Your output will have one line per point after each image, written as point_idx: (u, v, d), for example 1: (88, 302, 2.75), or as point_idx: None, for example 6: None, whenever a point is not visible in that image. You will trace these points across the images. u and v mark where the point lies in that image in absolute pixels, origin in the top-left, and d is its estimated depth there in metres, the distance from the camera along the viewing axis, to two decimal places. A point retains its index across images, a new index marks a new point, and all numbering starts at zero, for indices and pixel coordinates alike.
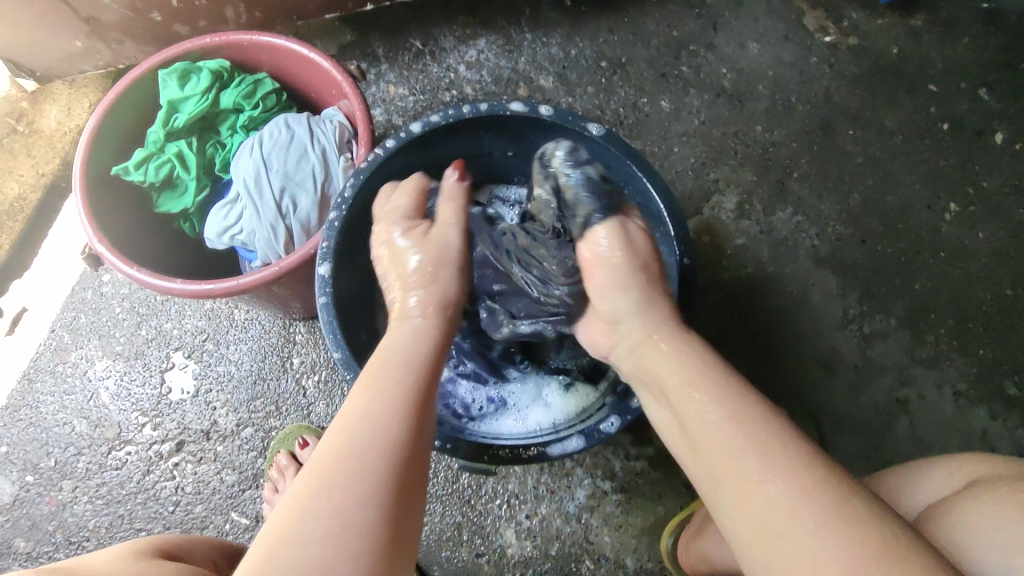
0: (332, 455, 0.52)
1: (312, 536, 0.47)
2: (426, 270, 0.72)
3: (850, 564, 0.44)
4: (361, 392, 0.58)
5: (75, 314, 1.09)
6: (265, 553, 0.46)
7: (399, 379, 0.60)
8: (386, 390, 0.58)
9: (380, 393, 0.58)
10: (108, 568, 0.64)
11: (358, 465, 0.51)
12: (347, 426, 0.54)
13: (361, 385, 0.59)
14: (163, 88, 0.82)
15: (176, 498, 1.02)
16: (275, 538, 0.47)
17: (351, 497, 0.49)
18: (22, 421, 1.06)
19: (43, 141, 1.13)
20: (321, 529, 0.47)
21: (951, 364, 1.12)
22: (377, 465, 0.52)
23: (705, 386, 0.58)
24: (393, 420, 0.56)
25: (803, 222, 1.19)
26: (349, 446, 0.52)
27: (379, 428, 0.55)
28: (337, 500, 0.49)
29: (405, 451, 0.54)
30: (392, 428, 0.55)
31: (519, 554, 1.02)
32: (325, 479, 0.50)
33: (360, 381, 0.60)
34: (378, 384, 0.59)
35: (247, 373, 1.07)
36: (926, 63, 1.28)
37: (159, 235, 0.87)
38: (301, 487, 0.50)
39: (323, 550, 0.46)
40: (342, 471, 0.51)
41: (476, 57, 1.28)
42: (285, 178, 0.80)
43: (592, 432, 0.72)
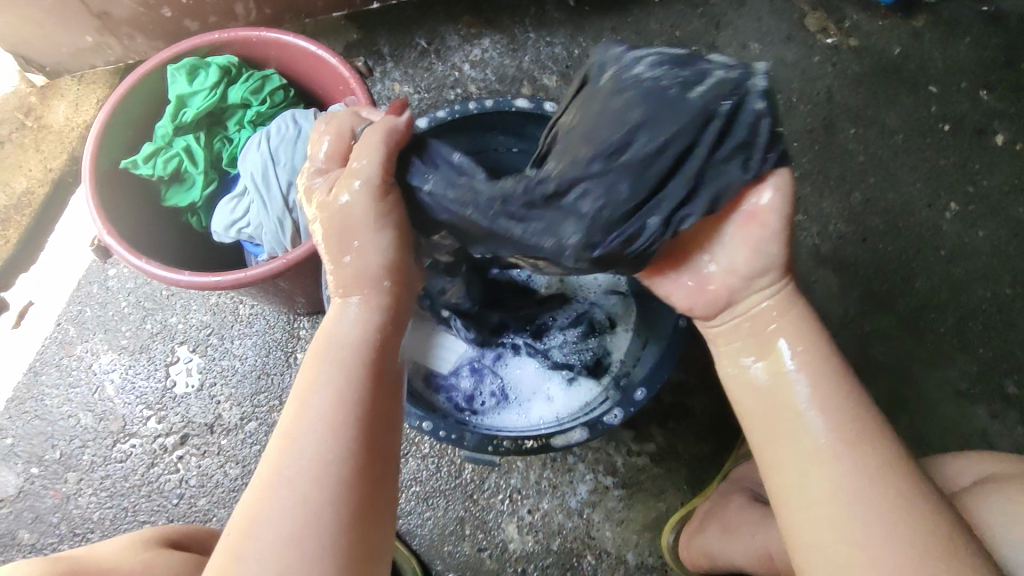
0: (282, 456, 0.53)
1: (276, 531, 0.49)
2: (335, 235, 0.62)
3: (901, 555, 0.49)
4: (308, 377, 0.57)
5: (81, 307, 1.10)
6: (228, 553, 0.49)
7: (352, 350, 0.59)
8: (329, 374, 0.57)
9: (326, 377, 0.56)
10: (115, 557, 0.65)
11: (306, 465, 0.52)
12: (302, 411, 0.55)
13: (309, 365, 0.58)
14: (172, 83, 0.83)
15: (180, 491, 1.03)
16: (243, 535, 0.50)
17: (302, 500, 0.50)
18: (27, 414, 1.06)
19: (52, 136, 1.14)
20: (283, 523, 0.49)
21: (951, 363, 1.13)
22: (326, 461, 0.52)
23: (809, 358, 0.59)
24: (340, 408, 0.55)
25: (805, 221, 1.20)
26: (296, 445, 0.53)
27: (326, 418, 0.54)
28: (297, 491, 0.51)
29: (355, 438, 0.54)
30: (347, 405, 0.55)
31: (521, 549, 1.02)
32: (275, 485, 0.51)
33: (313, 351, 0.60)
34: (325, 366, 0.57)
35: (251, 367, 1.07)
36: (927, 63, 1.29)
37: (167, 229, 0.88)
38: (263, 480, 0.52)
39: (286, 543, 0.49)
40: (300, 461, 0.52)
41: (481, 55, 1.29)
42: (292, 173, 0.81)
43: (595, 424, 0.72)
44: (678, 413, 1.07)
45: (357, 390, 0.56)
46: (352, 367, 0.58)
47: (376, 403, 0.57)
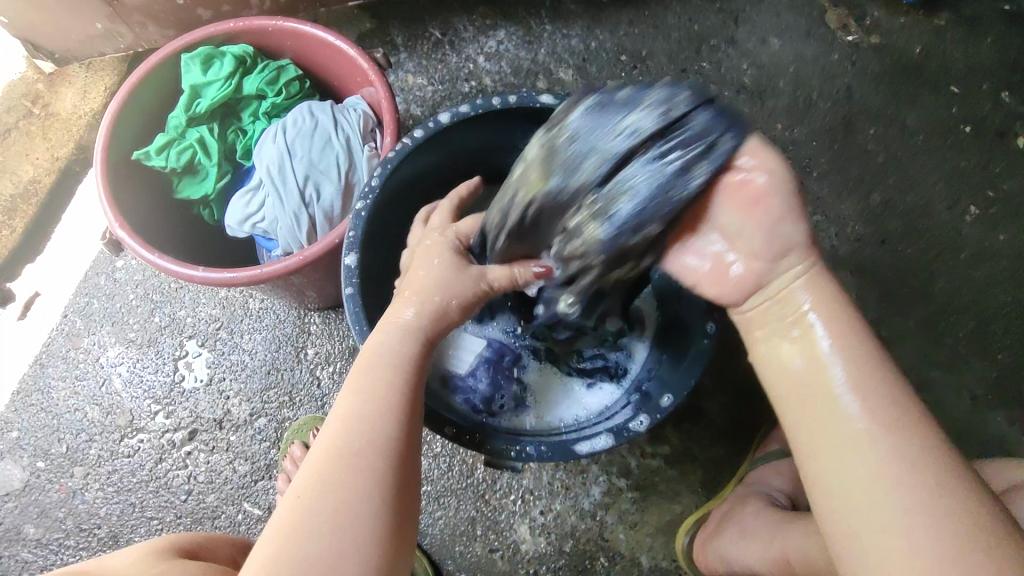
0: (333, 442, 0.55)
1: (326, 510, 0.51)
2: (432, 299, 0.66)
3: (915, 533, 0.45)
4: (357, 377, 0.61)
5: (89, 299, 1.08)
6: (280, 528, 0.51)
7: (398, 351, 0.63)
8: (379, 376, 0.60)
9: (377, 377, 0.60)
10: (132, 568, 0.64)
11: (358, 451, 0.54)
12: (352, 403, 0.58)
13: (358, 366, 0.62)
14: (185, 72, 0.81)
15: (188, 487, 1.01)
16: (295, 511, 0.51)
17: (352, 480, 0.53)
18: (33, 407, 1.05)
19: (59, 124, 1.12)
20: (334, 502, 0.51)
21: (970, 368, 1.12)
22: (375, 450, 0.55)
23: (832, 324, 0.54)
24: (390, 407, 0.58)
25: (823, 222, 1.18)
26: (349, 432, 0.56)
27: (377, 413, 0.57)
28: (347, 474, 0.53)
29: (400, 437, 0.57)
30: (393, 403, 0.59)
31: (533, 550, 1.01)
32: (328, 465, 0.54)
33: (361, 355, 0.63)
34: (374, 366, 0.61)
35: (261, 362, 1.06)
36: (949, 63, 1.27)
37: (178, 222, 0.86)
38: (315, 465, 0.54)
39: (337, 521, 0.51)
40: (351, 448, 0.55)
41: (495, 47, 1.26)
42: (309, 167, 0.79)
43: (620, 431, 0.71)
44: (693, 415, 1.06)
45: (405, 395, 0.60)
46: (401, 371, 0.61)
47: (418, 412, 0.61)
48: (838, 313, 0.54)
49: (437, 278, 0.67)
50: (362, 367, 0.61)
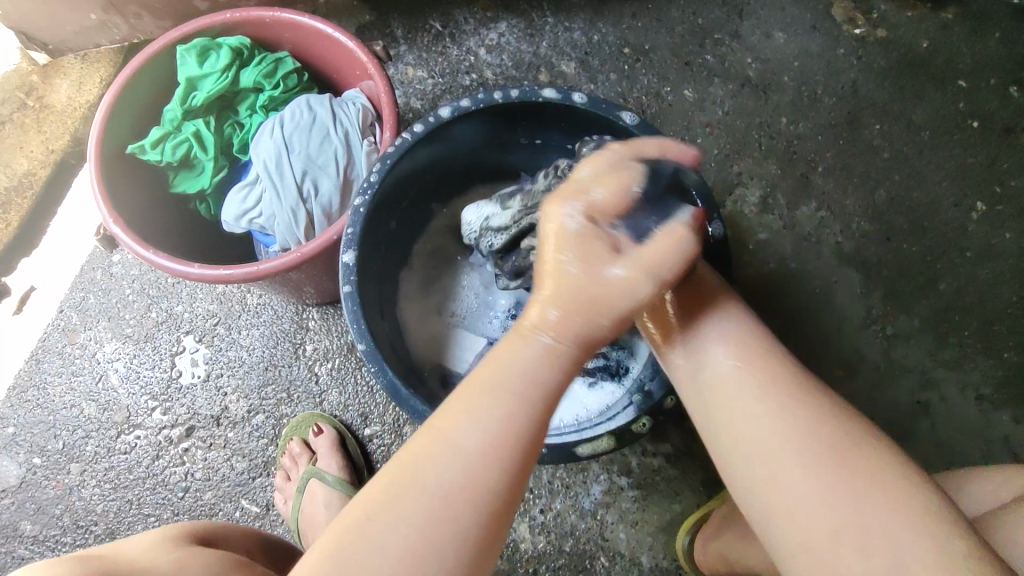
0: (417, 451, 0.49)
1: (398, 535, 0.46)
2: (618, 290, 0.53)
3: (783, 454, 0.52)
4: (474, 386, 0.51)
5: (84, 294, 1.07)
6: (350, 523, 0.47)
7: (528, 368, 0.51)
8: (497, 394, 0.50)
9: (495, 401, 0.50)
10: (148, 559, 0.63)
11: (449, 479, 0.47)
12: (455, 417, 0.50)
13: (476, 373, 0.52)
14: (181, 65, 0.79)
15: (186, 484, 1.00)
16: (365, 518, 0.47)
17: (435, 516, 0.46)
18: (29, 402, 1.04)
19: (54, 117, 1.10)
20: (409, 528, 0.46)
21: (975, 367, 1.11)
22: (468, 483, 0.47)
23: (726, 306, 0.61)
24: (507, 438, 0.49)
25: (828, 218, 1.17)
26: (443, 452, 0.48)
27: (488, 443, 0.49)
28: (430, 499, 0.47)
29: (506, 479, 0.48)
30: (504, 432, 0.49)
31: (533, 549, 1.01)
32: (407, 484, 0.47)
33: (488, 360, 0.52)
34: (495, 380, 0.51)
35: (259, 358, 1.05)
36: (956, 57, 1.25)
37: (174, 217, 0.84)
38: (396, 474, 0.48)
39: (406, 551, 0.45)
40: (440, 470, 0.48)
41: (496, 40, 1.25)
42: (307, 162, 0.77)
43: (623, 433, 0.70)
44: None
45: (532, 430, 0.50)
46: (533, 397, 0.51)
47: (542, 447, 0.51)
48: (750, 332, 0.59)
49: (611, 262, 0.53)
50: (501, 382, 0.51)
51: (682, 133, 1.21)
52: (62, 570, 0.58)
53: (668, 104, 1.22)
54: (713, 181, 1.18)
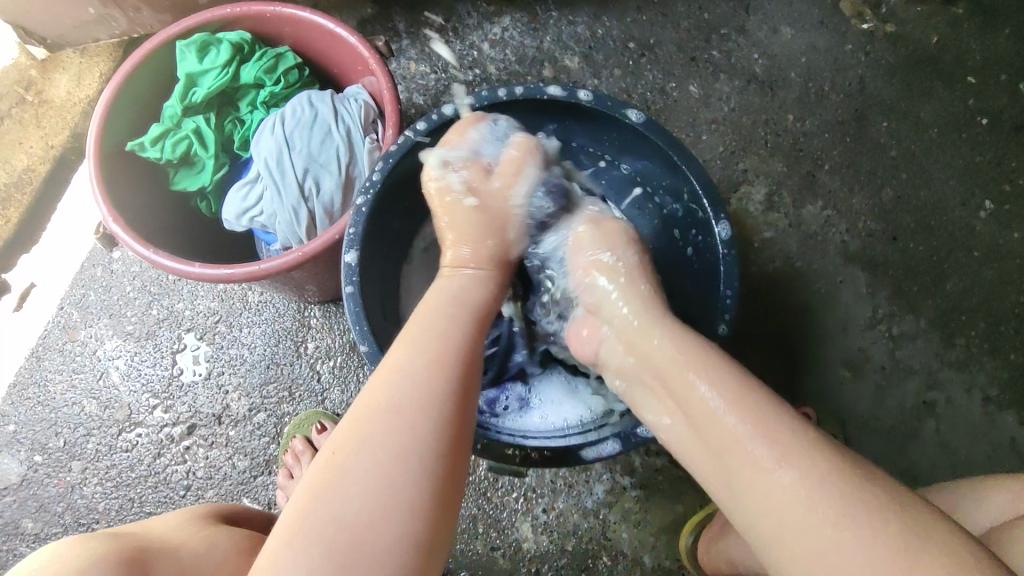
0: (360, 424, 0.54)
1: (357, 486, 0.50)
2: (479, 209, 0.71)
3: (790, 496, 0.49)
4: (399, 351, 0.58)
5: (85, 291, 1.06)
6: (310, 489, 0.51)
7: (444, 332, 0.60)
8: (419, 350, 0.58)
9: (417, 352, 0.58)
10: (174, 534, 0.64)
11: (389, 433, 0.52)
12: (389, 380, 0.55)
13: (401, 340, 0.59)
14: (181, 60, 0.78)
15: (187, 482, 1.00)
16: (321, 482, 0.51)
17: (382, 464, 0.51)
18: (30, 400, 1.03)
19: (53, 111, 1.09)
20: (366, 480, 0.51)
21: (981, 367, 1.10)
22: (405, 436, 0.52)
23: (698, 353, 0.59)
24: (431, 381, 0.56)
25: (834, 217, 1.16)
26: (380, 415, 0.54)
27: (416, 391, 0.55)
28: (380, 452, 0.52)
29: (438, 417, 0.54)
30: (433, 386, 0.55)
31: (536, 549, 1.00)
32: (355, 446, 0.52)
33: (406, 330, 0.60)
34: (420, 341, 0.59)
35: (260, 356, 1.04)
36: (965, 54, 1.23)
37: (175, 215, 0.83)
38: (346, 436, 0.53)
39: (367, 501, 0.50)
40: (382, 427, 0.53)
41: (500, 35, 1.23)
42: (308, 160, 0.76)
43: (629, 437, 0.69)
44: None
45: (451, 371, 0.57)
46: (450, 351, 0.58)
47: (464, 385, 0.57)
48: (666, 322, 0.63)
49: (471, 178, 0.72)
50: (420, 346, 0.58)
51: (687, 130, 1.20)
52: (97, 542, 0.58)
53: (673, 101, 1.21)
54: (719, 178, 1.17)
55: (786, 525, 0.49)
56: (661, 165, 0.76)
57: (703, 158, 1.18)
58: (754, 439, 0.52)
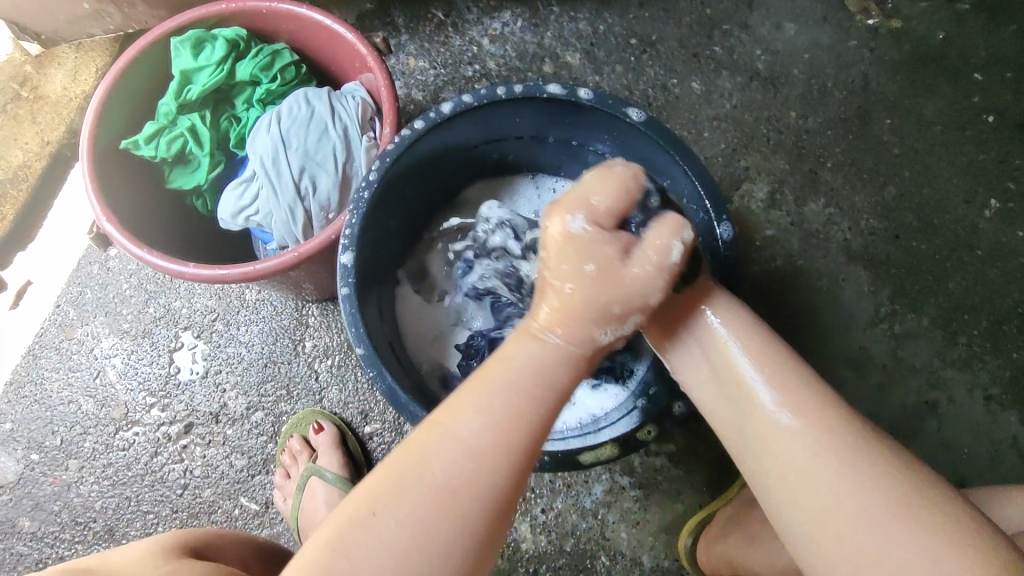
0: (412, 451, 0.49)
1: (396, 532, 0.46)
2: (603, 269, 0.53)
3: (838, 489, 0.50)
4: (475, 390, 0.51)
5: (81, 289, 1.05)
6: (347, 513, 0.47)
7: (526, 390, 0.51)
8: (498, 401, 0.50)
9: (493, 404, 0.50)
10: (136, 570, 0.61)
11: (445, 477, 0.47)
12: (452, 426, 0.50)
13: (479, 377, 0.52)
14: (176, 57, 0.77)
15: (184, 481, 1.00)
16: (360, 512, 0.47)
17: (433, 512, 0.46)
18: (26, 398, 1.03)
19: (49, 107, 1.07)
20: (407, 529, 0.46)
21: (984, 367, 1.09)
22: (459, 482, 0.47)
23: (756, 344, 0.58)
24: (507, 435, 0.49)
25: (836, 215, 1.15)
26: (437, 449, 0.49)
27: (490, 447, 0.49)
28: (430, 504, 0.47)
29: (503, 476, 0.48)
30: (501, 451, 0.49)
31: (534, 548, 1.00)
32: (404, 485, 0.47)
33: (485, 372, 0.52)
34: (499, 388, 0.51)
35: (258, 355, 1.03)
36: (969, 50, 1.22)
37: (170, 214, 0.83)
38: (394, 471, 0.48)
39: (403, 554, 0.45)
40: (436, 477, 0.48)
41: (500, 30, 1.22)
42: (304, 159, 0.76)
43: (628, 441, 0.69)
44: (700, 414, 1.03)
45: (531, 424, 0.51)
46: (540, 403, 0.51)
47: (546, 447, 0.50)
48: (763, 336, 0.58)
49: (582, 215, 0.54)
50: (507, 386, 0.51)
51: (689, 127, 1.18)
52: None
53: (675, 98, 1.19)
54: (720, 176, 1.16)
55: (833, 528, 0.49)
56: (661, 165, 0.75)
57: (704, 156, 1.17)
58: (805, 433, 0.52)
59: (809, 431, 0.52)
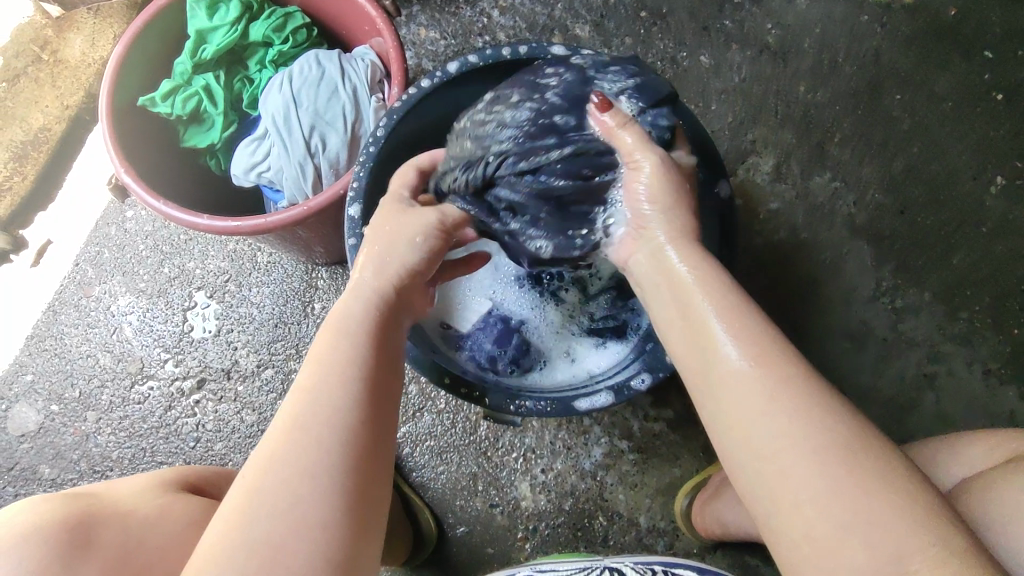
0: (267, 470, 0.49)
1: (285, 482, 0.48)
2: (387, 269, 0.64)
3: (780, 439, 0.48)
4: (321, 348, 0.57)
5: (100, 248, 1.09)
6: (243, 492, 0.49)
7: (351, 341, 0.57)
8: (339, 353, 0.56)
9: (337, 350, 0.56)
10: (135, 500, 0.67)
11: (312, 472, 0.49)
12: (310, 384, 0.54)
13: (319, 339, 0.58)
14: (191, 17, 0.80)
15: (197, 434, 1.03)
16: (248, 486, 0.49)
17: (312, 454, 0.50)
18: (47, 351, 1.07)
19: (68, 71, 1.09)
20: (294, 478, 0.49)
21: (985, 342, 1.10)
22: (335, 481, 0.49)
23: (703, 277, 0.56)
24: (349, 362, 0.56)
25: (842, 189, 1.15)
26: (247, 534, 0.46)
27: (337, 422, 0.52)
28: (309, 449, 0.50)
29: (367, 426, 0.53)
30: (353, 386, 0.54)
31: (534, 506, 1.03)
32: (276, 464, 0.49)
33: (319, 340, 0.58)
34: (337, 337, 0.58)
35: (269, 315, 1.06)
36: (983, 25, 1.21)
37: (186, 172, 0.85)
38: (275, 439, 0.51)
39: (301, 497, 0.48)
40: (312, 424, 0.51)
41: (510, 2, 1.23)
42: (314, 117, 0.78)
43: (621, 389, 0.73)
44: None
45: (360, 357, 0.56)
46: (358, 345, 0.57)
47: (374, 420, 0.54)
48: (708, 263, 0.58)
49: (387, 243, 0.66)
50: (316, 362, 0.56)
51: (696, 100, 1.19)
52: (53, 508, 0.63)
53: (683, 70, 1.20)
54: (726, 149, 1.17)
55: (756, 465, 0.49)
56: None
57: (711, 128, 1.18)
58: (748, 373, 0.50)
59: (748, 365, 0.51)
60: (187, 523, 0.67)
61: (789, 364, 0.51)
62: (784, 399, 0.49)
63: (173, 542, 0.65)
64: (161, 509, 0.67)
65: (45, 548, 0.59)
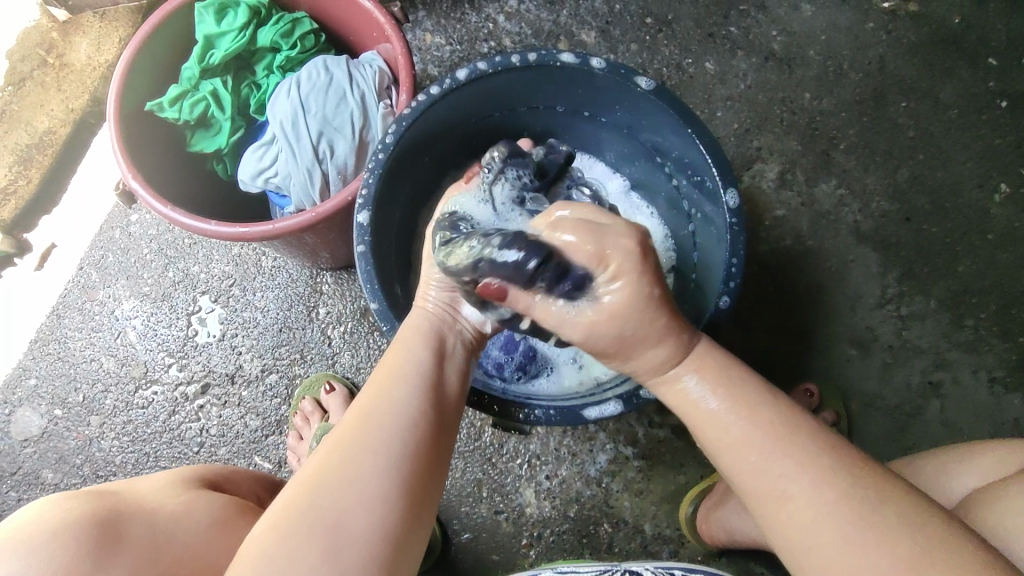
0: (335, 451, 0.51)
1: (353, 462, 0.50)
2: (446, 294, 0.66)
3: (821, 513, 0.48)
4: (394, 355, 0.61)
5: (104, 252, 1.08)
6: (310, 470, 0.51)
7: (421, 352, 0.61)
8: (411, 359, 0.60)
9: (408, 356, 0.60)
10: (156, 494, 0.68)
11: (377, 456, 0.51)
12: (383, 383, 0.57)
13: (392, 349, 0.62)
14: (199, 22, 0.80)
15: (201, 439, 1.03)
16: (318, 463, 0.51)
17: (380, 441, 0.52)
18: (50, 355, 1.06)
19: (73, 75, 1.08)
20: (360, 459, 0.51)
21: (991, 350, 1.10)
22: (398, 467, 0.51)
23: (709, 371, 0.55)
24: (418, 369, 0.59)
25: (847, 197, 1.15)
26: (312, 505, 0.48)
27: (403, 417, 0.54)
28: (376, 437, 0.52)
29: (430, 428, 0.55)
30: (421, 389, 0.57)
31: (538, 513, 1.02)
32: (343, 447, 0.52)
33: (390, 349, 0.62)
34: (408, 345, 0.62)
35: (273, 320, 1.06)
36: (988, 33, 1.21)
37: (192, 177, 0.85)
38: (344, 427, 0.54)
39: (366, 477, 0.50)
40: (380, 416, 0.54)
41: (516, 7, 1.23)
42: (322, 123, 0.77)
43: (630, 398, 0.71)
44: None
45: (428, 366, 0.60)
46: (427, 354, 0.61)
47: (437, 427, 0.56)
48: (716, 366, 0.56)
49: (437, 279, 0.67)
50: (387, 365, 0.60)
51: (702, 107, 1.19)
52: (76, 500, 0.63)
53: (688, 77, 1.20)
54: (732, 156, 1.17)
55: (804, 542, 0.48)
56: (671, 133, 0.76)
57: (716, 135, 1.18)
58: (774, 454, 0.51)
59: (770, 446, 0.51)
60: (208, 523, 0.67)
61: (811, 441, 0.51)
62: (816, 477, 0.49)
63: (198, 539, 0.65)
64: (187, 504, 0.68)
65: (76, 541, 0.58)
